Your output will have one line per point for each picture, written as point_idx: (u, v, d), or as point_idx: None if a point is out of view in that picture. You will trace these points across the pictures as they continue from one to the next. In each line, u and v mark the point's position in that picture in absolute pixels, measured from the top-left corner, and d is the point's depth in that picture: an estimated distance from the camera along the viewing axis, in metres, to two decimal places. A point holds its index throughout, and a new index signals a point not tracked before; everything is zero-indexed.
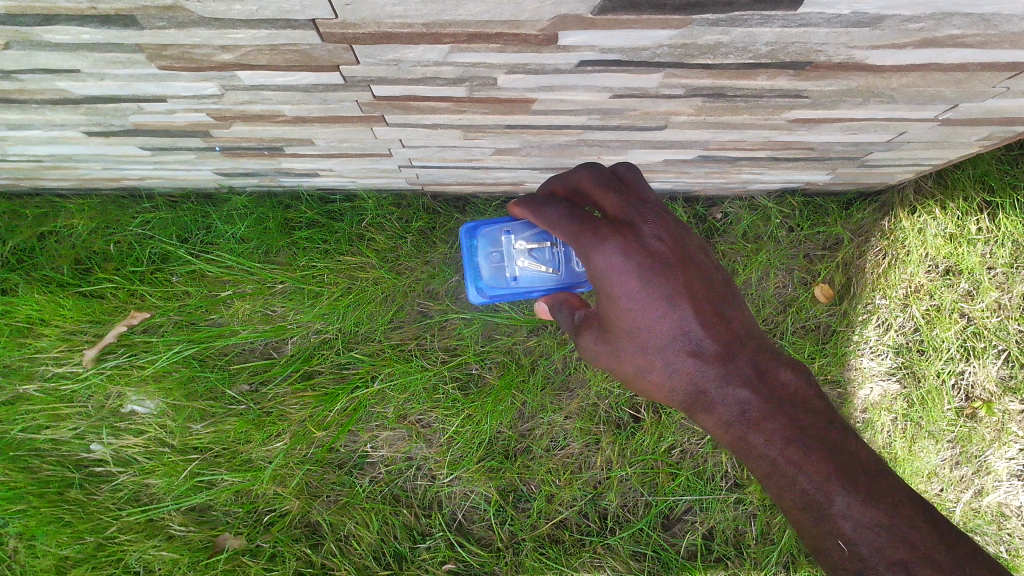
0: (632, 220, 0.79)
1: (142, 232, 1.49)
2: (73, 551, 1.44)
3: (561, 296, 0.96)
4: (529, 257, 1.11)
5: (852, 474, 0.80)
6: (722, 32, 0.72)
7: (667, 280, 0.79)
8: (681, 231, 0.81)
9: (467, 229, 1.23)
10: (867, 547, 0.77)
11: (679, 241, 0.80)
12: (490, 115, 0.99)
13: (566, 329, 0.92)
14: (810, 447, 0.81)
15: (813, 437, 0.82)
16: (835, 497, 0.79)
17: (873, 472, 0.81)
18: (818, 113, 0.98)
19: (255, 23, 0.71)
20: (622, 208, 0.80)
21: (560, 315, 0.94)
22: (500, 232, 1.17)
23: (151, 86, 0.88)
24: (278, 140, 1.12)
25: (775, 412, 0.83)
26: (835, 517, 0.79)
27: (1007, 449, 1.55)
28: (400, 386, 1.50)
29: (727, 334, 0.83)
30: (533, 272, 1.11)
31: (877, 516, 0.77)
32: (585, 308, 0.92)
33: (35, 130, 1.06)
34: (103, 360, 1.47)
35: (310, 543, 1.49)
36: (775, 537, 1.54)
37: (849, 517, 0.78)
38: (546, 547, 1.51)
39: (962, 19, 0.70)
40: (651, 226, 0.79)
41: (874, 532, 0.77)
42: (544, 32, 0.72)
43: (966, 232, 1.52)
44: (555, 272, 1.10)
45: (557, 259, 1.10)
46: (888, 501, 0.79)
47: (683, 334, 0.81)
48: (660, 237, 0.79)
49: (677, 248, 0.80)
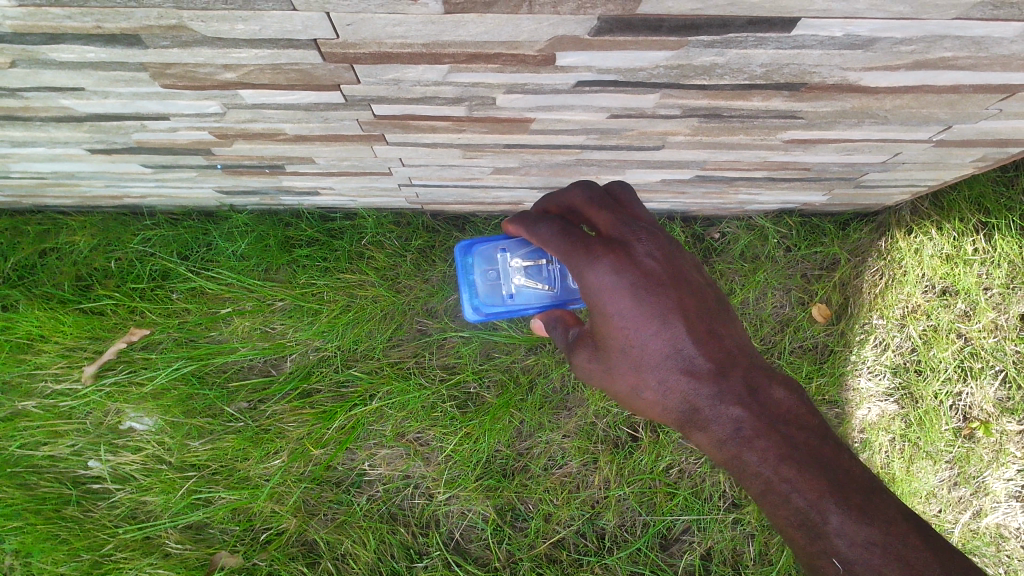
0: (625, 239, 0.80)
1: (144, 249, 1.49)
2: (70, 569, 1.43)
3: (556, 312, 0.96)
4: (525, 274, 1.10)
5: (847, 492, 0.79)
6: (717, 53, 0.74)
7: (658, 298, 0.80)
8: (672, 250, 0.83)
9: (461, 246, 1.16)
10: (862, 566, 0.75)
11: (670, 260, 0.82)
12: (489, 135, 1.00)
13: (560, 346, 0.92)
14: (804, 464, 0.81)
15: (807, 454, 0.82)
16: (829, 514, 0.78)
17: (869, 491, 0.80)
18: (814, 133, 0.99)
19: (257, 43, 0.72)
20: (614, 228, 0.81)
21: (556, 332, 0.94)
22: (494, 248, 1.14)
23: (154, 104, 0.89)
24: (278, 158, 1.13)
25: (767, 430, 0.83)
26: (829, 535, 0.77)
27: (1005, 469, 1.54)
28: (399, 404, 1.50)
29: (719, 351, 0.84)
30: (529, 290, 1.10)
31: (872, 534, 0.76)
32: (578, 324, 0.92)
33: (38, 147, 1.07)
34: (102, 377, 1.47)
35: (307, 562, 1.49)
36: (773, 558, 1.54)
37: (844, 535, 0.77)
38: (544, 567, 1.51)
39: (953, 41, 0.71)
40: (643, 245, 0.80)
41: (868, 550, 0.75)
42: (542, 53, 0.73)
43: (962, 253, 1.53)
44: (551, 290, 1.10)
45: (554, 278, 1.09)
46: (883, 519, 0.77)
47: (675, 351, 0.82)
48: (651, 256, 0.80)
49: (669, 267, 0.81)
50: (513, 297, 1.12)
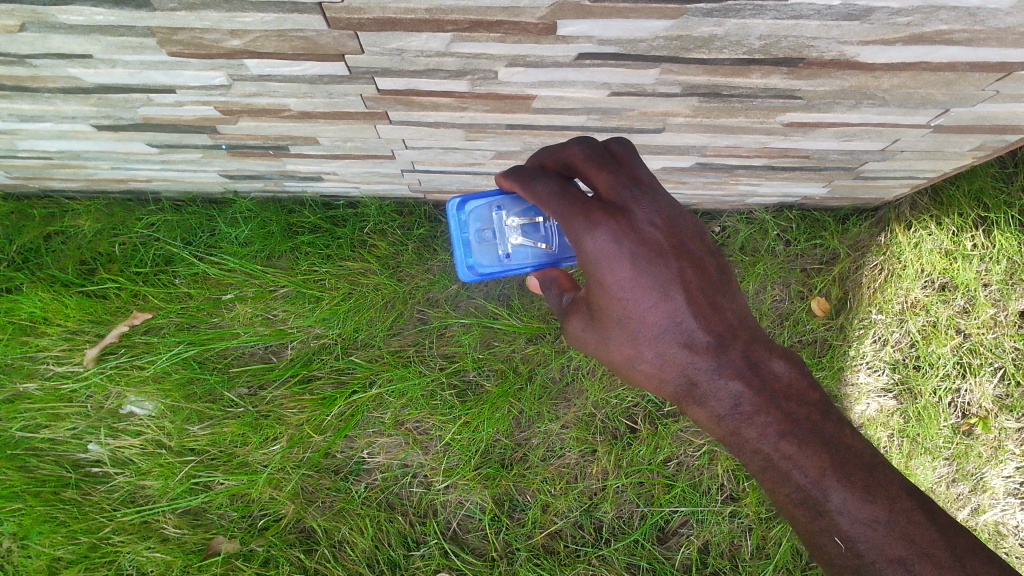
0: (626, 204, 0.77)
1: (148, 234, 1.50)
2: (67, 551, 1.44)
3: (552, 273, 0.95)
4: (521, 232, 1.05)
5: (849, 468, 0.80)
6: (716, 23, 0.75)
7: (659, 269, 0.78)
8: (677, 215, 0.79)
9: (455, 203, 1.09)
10: (865, 544, 0.77)
11: (673, 226, 0.79)
12: (491, 114, 1.01)
13: (555, 309, 0.92)
14: (805, 442, 0.81)
15: (808, 431, 0.82)
16: (830, 492, 0.79)
17: (870, 466, 0.81)
18: (812, 116, 1.00)
19: (263, 6, 0.73)
20: (614, 190, 0.78)
21: (550, 294, 0.93)
22: (489, 205, 1.07)
23: (160, 75, 0.90)
24: (282, 139, 1.14)
25: (768, 406, 0.82)
26: (831, 514, 0.79)
27: (1004, 466, 1.54)
28: (399, 392, 1.50)
29: (721, 325, 0.82)
30: (526, 248, 1.05)
31: (875, 512, 0.78)
32: (573, 289, 0.91)
33: (46, 122, 1.08)
34: (104, 359, 1.48)
35: (304, 549, 1.49)
36: (770, 552, 1.53)
37: (846, 513, 0.78)
38: (541, 558, 1.50)
39: (949, 13, 0.72)
40: (645, 211, 0.77)
41: (871, 528, 0.77)
42: (544, 21, 0.75)
43: (961, 248, 1.52)
44: (549, 249, 1.04)
45: (552, 236, 1.04)
46: (885, 497, 0.79)
47: (675, 325, 0.80)
48: (653, 223, 0.78)
49: (671, 235, 0.78)
50: (510, 257, 1.06)
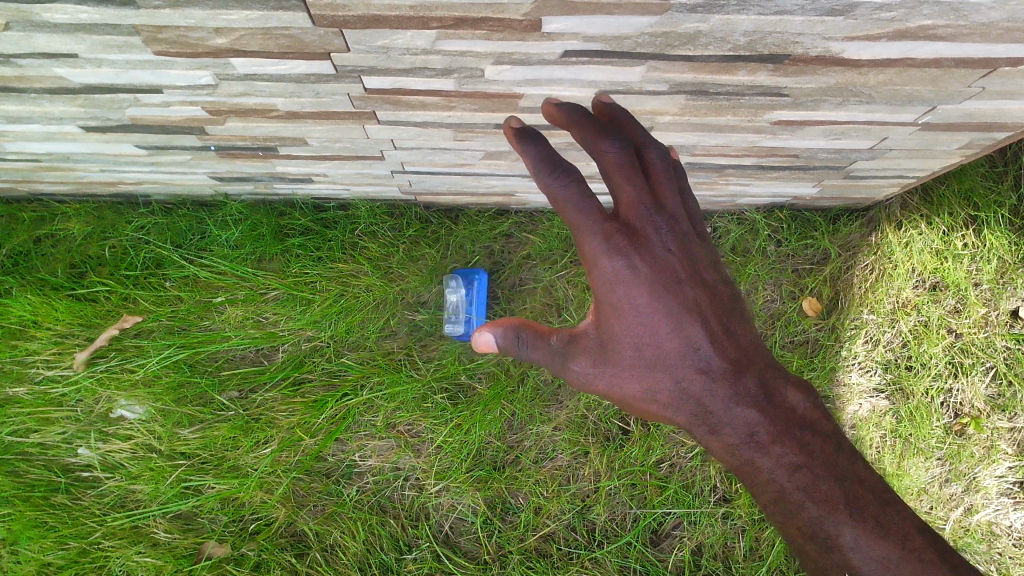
0: (644, 230, 0.79)
1: (139, 237, 1.50)
2: (56, 556, 1.43)
3: (511, 330, 0.89)
4: None
5: (858, 500, 0.82)
6: (700, 19, 0.75)
7: (677, 297, 0.81)
8: (694, 245, 0.83)
9: None
10: None
11: (690, 255, 0.82)
12: (479, 113, 1.01)
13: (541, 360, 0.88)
14: (817, 474, 0.83)
15: (821, 463, 0.83)
16: (842, 526, 0.81)
17: (879, 498, 0.83)
18: (800, 114, 1.01)
19: (247, 4, 0.73)
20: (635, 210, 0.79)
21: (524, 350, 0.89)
22: None
23: (147, 74, 0.90)
24: (271, 140, 1.14)
25: (780, 438, 0.83)
26: (843, 548, 0.81)
27: (996, 466, 1.52)
28: (390, 395, 1.50)
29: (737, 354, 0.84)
30: None
31: (887, 548, 0.80)
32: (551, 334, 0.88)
33: (34, 123, 1.08)
34: (94, 364, 1.48)
35: (296, 552, 1.48)
36: (763, 553, 1.52)
37: (858, 548, 0.80)
38: (533, 561, 1.49)
39: (932, 8, 0.72)
40: (664, 238, 0.80)
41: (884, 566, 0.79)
42: (528, 17, 0.75)
43: (951, 248, 1.52)
44: None
45: None
46: (896, 532, 0.81)
47: (693, 355, 0.82)
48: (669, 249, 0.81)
49: (687, 264, 0.82)
50: None
